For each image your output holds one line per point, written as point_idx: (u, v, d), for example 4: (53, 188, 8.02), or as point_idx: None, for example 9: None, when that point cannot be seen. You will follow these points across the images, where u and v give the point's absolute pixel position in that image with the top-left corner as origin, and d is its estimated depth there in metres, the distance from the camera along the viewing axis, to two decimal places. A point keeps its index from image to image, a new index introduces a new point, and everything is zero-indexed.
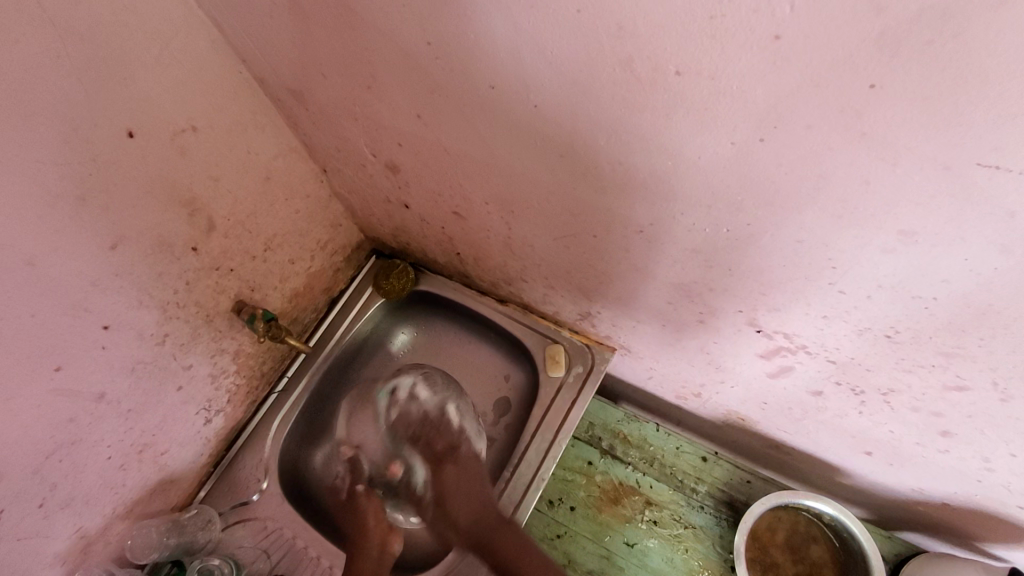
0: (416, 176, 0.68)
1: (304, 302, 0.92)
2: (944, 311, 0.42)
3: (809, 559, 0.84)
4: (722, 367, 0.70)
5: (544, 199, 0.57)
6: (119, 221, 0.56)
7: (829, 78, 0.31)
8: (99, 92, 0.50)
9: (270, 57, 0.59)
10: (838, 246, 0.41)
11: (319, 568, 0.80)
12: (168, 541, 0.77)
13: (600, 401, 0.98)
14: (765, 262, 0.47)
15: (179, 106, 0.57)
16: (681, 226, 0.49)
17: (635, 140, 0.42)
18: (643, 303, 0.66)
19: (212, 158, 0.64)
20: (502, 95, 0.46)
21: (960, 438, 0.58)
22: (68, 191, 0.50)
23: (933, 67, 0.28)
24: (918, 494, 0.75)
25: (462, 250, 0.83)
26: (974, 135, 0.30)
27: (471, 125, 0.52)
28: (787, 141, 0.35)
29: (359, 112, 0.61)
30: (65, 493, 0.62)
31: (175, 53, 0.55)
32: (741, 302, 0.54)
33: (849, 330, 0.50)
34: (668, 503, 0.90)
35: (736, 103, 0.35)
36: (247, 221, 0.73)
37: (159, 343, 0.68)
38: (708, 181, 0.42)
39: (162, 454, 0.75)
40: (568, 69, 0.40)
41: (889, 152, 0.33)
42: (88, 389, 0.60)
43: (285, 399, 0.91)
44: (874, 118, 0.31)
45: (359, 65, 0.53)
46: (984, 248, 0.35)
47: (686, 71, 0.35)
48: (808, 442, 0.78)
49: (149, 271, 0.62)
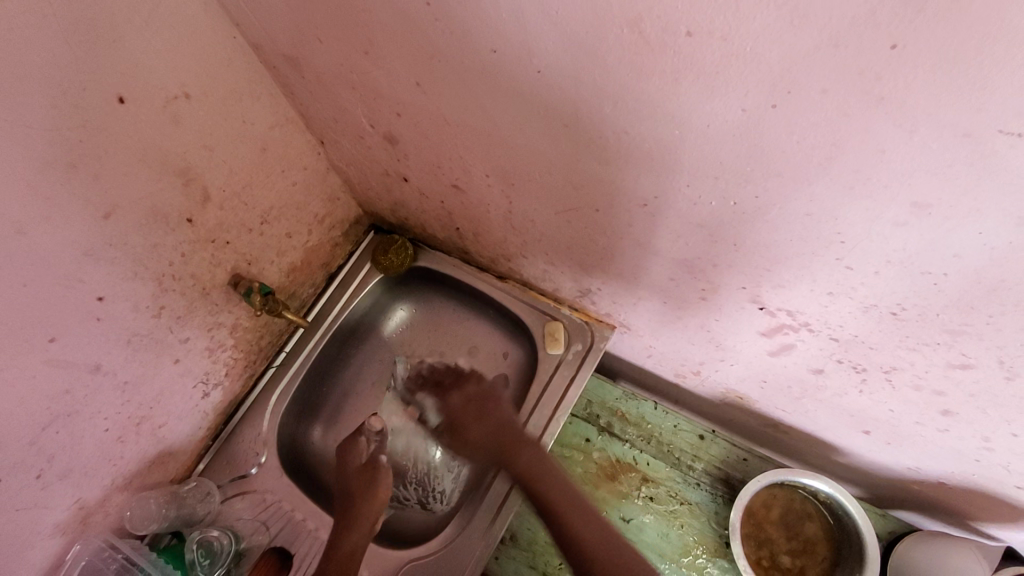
0: (415, 148, 0.67)
1: (302, 277, 0.91)
2: (953, 289, 0.41)
3: (803, 536, 0.85)
4: (722, 345, 0.70)
5: (546, 170, 0.55)
6: (112, 190, 0.55)
7: (849, 39, 0.29)
8: (88, 55, 0.48)
9: (265, 21, 0.57)
10: (847, 219, 0.40)
11: (318, 540, 0.80)
12: (167, 512, 0.77)
13: (599, 379, 0.98)
14: (773, 235, 0.46)
15: (172, 71, 0.56)
16: (687, 199, 0.48)
17: (643, 108, 0.41)
18: (644, 279, 0.66)
19: (206, 125, 0.62)
20: (505, 59, 0.44)
21: (961, 418, 0.58)
22: (58, 157, 0.49)
23: (959, 28, 0.26)
24: (914, 473, 0.75)
25: (462, 225, 0.82)
26: (996, 100, 0.28)
27: (471, 93, 0.51)
28: (800, 107, 0.34)
29: (357, 80, 0.59)
30: (63, 464, 0.62)
31: (166, 15, 0.53)
32: (745, 279, 0.54)
33: (854, 308, 0.49)
34: (665, 480, 0.90)
35: (749, 65, 0.33)
36: (242, 193, 0.71)
37: (154, 315, 0.67)
38: (716, 150, 0.41)
39: (160, 427, 0.75)
40: (574, 31, 0.38)
41: (906, 119, 0.32)
42: (84, 360, 0.60)
43: (283, 373, 0.91)
44: (894, 83, 0.30)
45: (356, 28, 0.51)
46: (999, 222, 0.34)
47: (698, 32, 0.33)
48: (807, 421, 0.78)
49: (143, 242, 0.61)
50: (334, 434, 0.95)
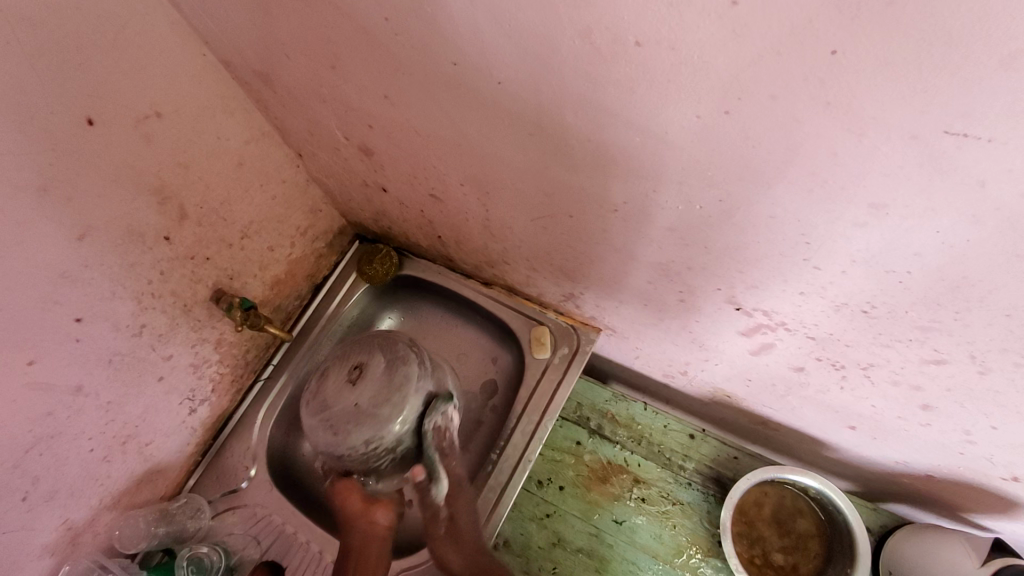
0: (389, 159, 0.67)
1: (287, 289, 0.91)
2: (920, 286, 0.41)
3: (795, 532, 0.85)
4: (705, 345, 0.70)
5: (517, 178, 0.55)
6: (86, 212, 0.55)
7: (791, 47, 0.29)
8: (53, 79, 0.48)
9: (232, 39, 0.57)
10: (809, 220, 0.40)
11: (309, 553, 0.81)
12: (157, 530, 0.77)
13: (588, 381, 0.98)
14: (741, 238, 0.46)
15: (141, 91, 0.56)
16: (654, 204, 0.48)
17: (603, 116, 0.41)
18: (624, 284, 0.66)
19: (180, 143, 0.62)
20: (465, 72, 0.45)
21: (940, 411, 0.58)
22: (28, 181, 0.49)
23: (895, 32, 0.26)
24: (902, 467, 0.75)
25: (443, 233, 0.82)
26: (941, 102, 0.28)
27: (436, 102, 0.50)
28: (752, 112, 0.34)
29: (327, 93, 0.59)
30: (48, 486, 0.62)
31: (132, 36, 0.53)
32: (719, 281, 0.54)
33: (827, 307, 0.49)
34: (656, 480, 0.90)
35: (700, 74, 0.33)
36: (220, 209, 0.71)
37: (135, 335, 0.67)
38: (678, 157, 0.41)
39: (147, 445, 0.75)
40: (529, 45, 0.38)
41: (856, 122, 0.32)
42: (65, 382, 0.60)
43: (271, 386, 0.91)
44: (839, 87, 0.30)
45: (320, 43, 0.51)
46: (955, 220, 0.34)
47: (646, 41, 0.33)
48: (793, 417, 0.78)
49: (120, 262, 0.61)
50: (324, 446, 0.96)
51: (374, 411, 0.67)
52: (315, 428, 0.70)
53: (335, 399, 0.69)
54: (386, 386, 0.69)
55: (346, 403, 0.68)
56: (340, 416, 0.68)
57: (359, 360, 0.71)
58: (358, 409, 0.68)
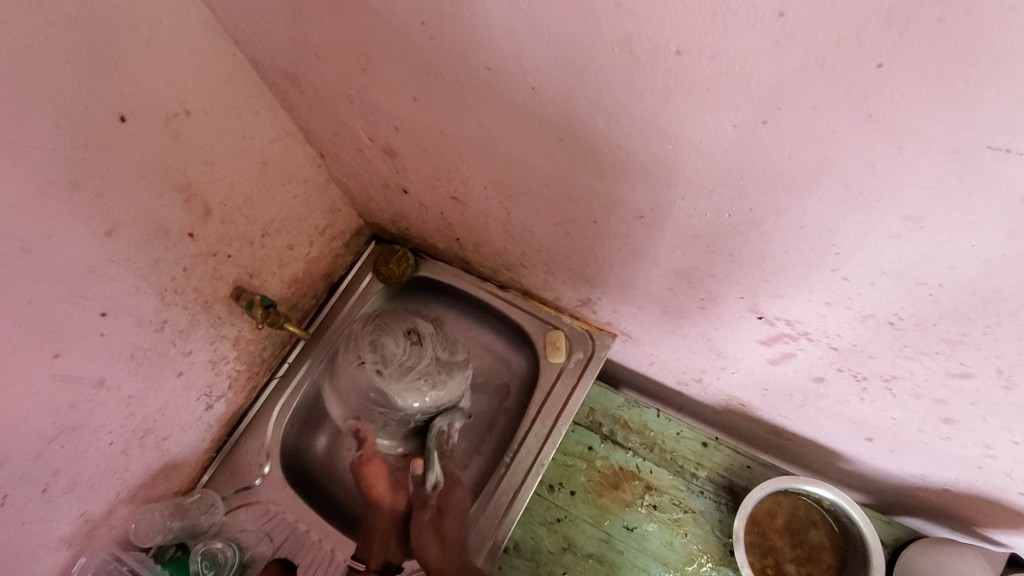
0: (413, 161, 0.67)
1: (304, 288, 0.91)
2: (950, 299, 0.41)
3: (808, 543, 0.85)
4: (723, 353, 0.70)
5: (542, 183, 0.55)
6: (115, 208, 0.56)
7: (836, 57, 0.29)
8: (88, 76, 0.49)
9: (263, 39, 0.58)
10: (842, 231, 0.40)
11: (321, 551, 0.81)
12: (172, 524, 0.78)
13: (601, 386, 0.98)
14: (769, 248, 0.46)
15: (172, 90, 0.57)
16: (681, 211, 0.48)
17: (634, 123, 0.41)
18: (644, 290, 0.66)
19: (208, 141, 0.63)
20: (498, 77, 0.45)
21: (962, 425, 0.57)
22: (62, 176, 0.50)
23: (943, 45, 0.27)
24: (919, 480, 0.75)
25: (462, 236, 0.82)
26: (985, 115, 0.28)
27: (466, 106, 0.51)
28: (790, 122, 0.34)
29: (354, 95, 0.60)
30: (68, 478, 0.63)
31: (166, 35, 0.54)
32: (742, 289, 0.54)
33: (852, 317, 0.49)
34: (667, 488, 0.90)
35: (739, 84, 0.34)
36: (243, 207, 0.72)
37: (157, 329, 0.67)
38: (708, 166, 0.41)
39: (164, 440, 0.75)
40: (564, 51, 0.39)
41: (896, 135, 0.32)
42: (88, 375, 0.60)
43: (286, 384, 0.91)
44: (882, 98, 0.30)
45: (352, 47, 0.52)
46: (991, 233, 0.34)
47: (686, 50, 0.33)
48: (809, 427, 0.78)
49: (146, 257, 0.62)
50: (336, 445, 0.96)
51: (449, 356, 0.86)
52: (399, 387, 0.80)
53: (408, 359, 0.81)
54: (446, 341, 0.86)
55: (424, 360, 0.82)
56: (425, 368, 0.82)
57: (410, 327, 0.84)
58: (437, 360, 0.83)
